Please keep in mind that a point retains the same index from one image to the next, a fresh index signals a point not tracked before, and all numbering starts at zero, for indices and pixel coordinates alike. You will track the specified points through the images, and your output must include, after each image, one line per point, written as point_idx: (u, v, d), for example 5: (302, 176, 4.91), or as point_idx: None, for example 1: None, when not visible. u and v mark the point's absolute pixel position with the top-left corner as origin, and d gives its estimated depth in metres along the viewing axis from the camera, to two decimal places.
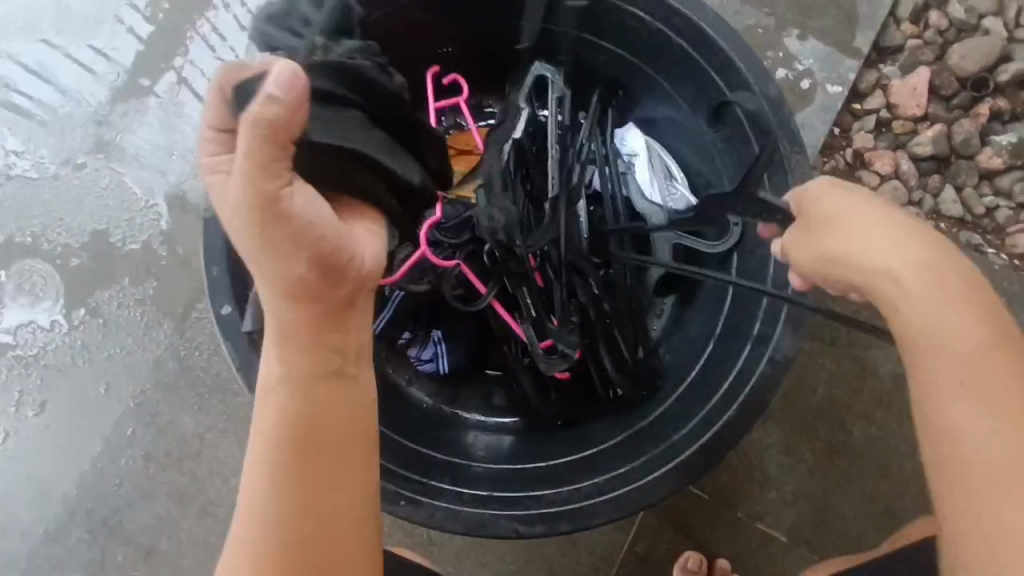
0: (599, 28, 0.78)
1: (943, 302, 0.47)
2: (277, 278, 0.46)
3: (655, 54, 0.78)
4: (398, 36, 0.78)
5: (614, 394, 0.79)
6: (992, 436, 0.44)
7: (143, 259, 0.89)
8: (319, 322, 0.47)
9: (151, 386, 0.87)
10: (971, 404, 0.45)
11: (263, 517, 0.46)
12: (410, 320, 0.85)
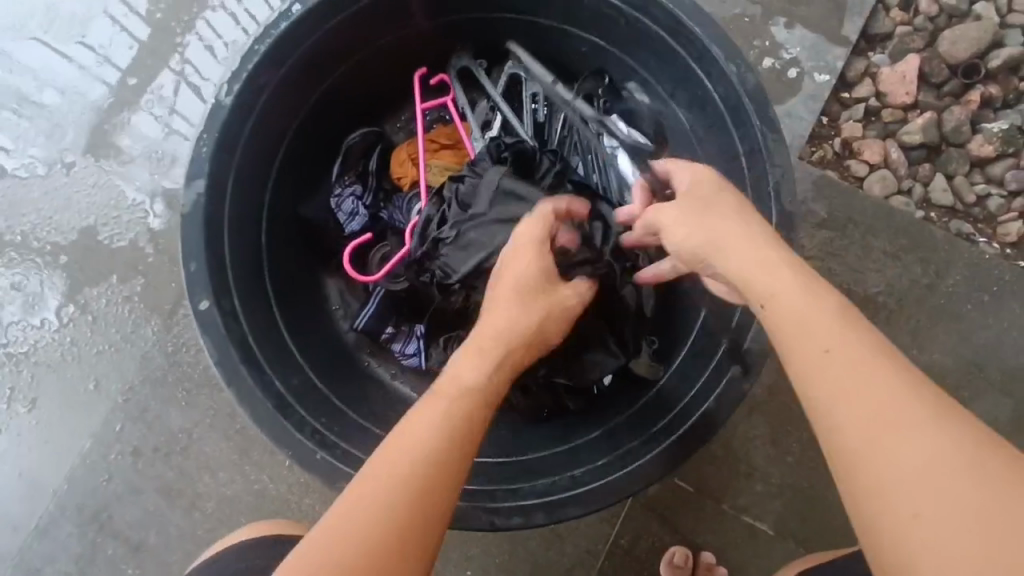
0: (576, 17, 0.78)
1: (795, 290, 0.49)
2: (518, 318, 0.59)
3: (635, 44, 0.77)
4: (380, 26, 0.78)
5: (596, 392, 0.81)
6: (867, 407, 0.43)
7: (130, 256, 0.90)
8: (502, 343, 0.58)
9: (138, 382, 0.87)
10: (827, 375, 0.44)
11: (397, 488, 0.47)
12: (392, 315, 0.85)
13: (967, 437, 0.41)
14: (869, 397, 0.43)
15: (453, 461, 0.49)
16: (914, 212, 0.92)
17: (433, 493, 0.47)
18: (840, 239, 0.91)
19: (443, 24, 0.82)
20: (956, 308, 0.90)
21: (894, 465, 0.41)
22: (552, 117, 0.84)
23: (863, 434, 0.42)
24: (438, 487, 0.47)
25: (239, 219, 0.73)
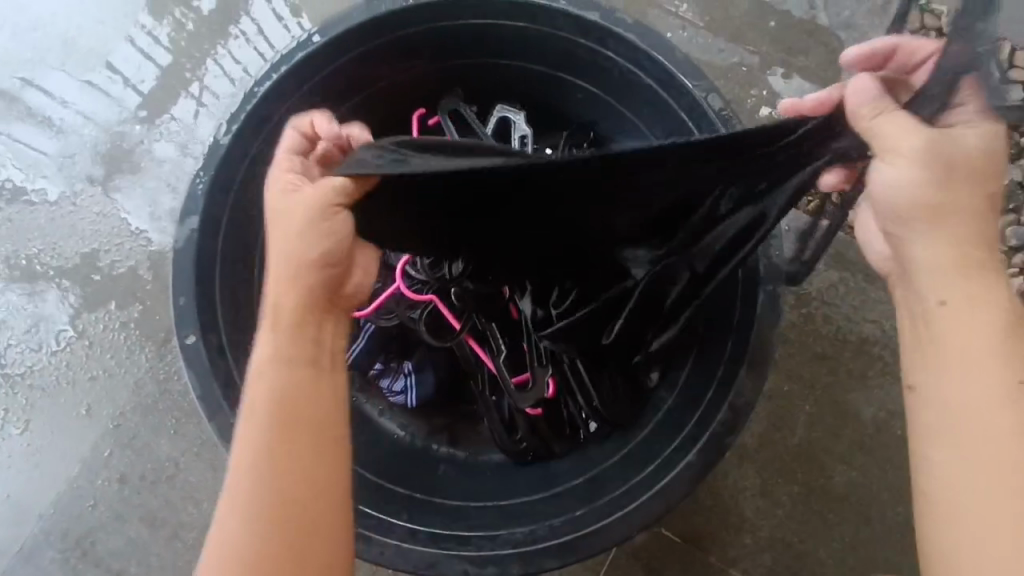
0: (571, 68, 0.80)
1: (987, 319, 0.46)
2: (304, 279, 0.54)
3: (627, 95, 0.79)
4: (380, 72, 0.81)
5: (579, 436, 0.79)
6: (1002, 448, 0.45)
7: (130, 283, 0.92)
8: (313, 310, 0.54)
9: (129, 408, 0.88)
10: (992, 410, 0.45)
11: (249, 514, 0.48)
12: (380, 352, 0.85)
13: None
14: (1004, 419, 0.45)
15: (303, 449, 0.50)
16: None
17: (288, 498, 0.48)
18: (837, 288, 0.88)
19: (440, 68, 0.84)
20: None
21: (995, 474, 0.44)
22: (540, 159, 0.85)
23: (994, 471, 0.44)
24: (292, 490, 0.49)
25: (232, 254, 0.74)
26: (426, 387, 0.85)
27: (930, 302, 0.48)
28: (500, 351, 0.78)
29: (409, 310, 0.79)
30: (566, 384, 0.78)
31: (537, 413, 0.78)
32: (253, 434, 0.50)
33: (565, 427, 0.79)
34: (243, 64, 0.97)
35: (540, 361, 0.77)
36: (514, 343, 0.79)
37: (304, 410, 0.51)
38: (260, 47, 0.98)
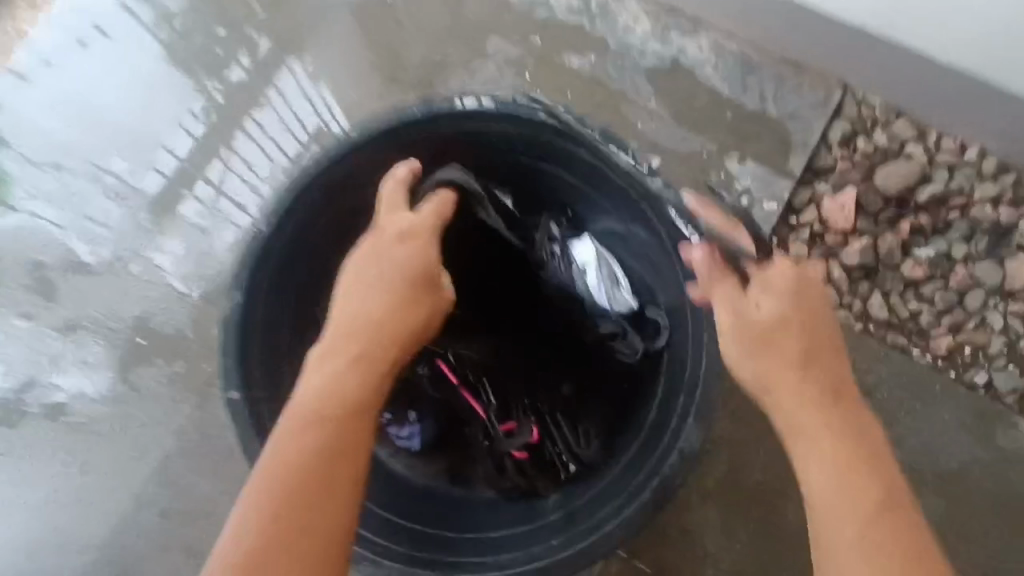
0: (549, 160, 0.92)
1: (807, 411, 0.62)
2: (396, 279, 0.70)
3: (599, 185, 0.91)
4: (380, 163, 0.92)
5: (560, 477, 0.91)
6: (844, 514, 0.58)
7: (177, 343, 1.07)
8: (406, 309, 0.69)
9: (173, 451, 1.02)
10: (829, 482, 0.59)
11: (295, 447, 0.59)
12: (389, 402, 0.97)
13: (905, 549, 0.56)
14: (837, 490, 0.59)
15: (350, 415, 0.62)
16: (854, 325, 1.04)
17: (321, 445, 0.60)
18: None
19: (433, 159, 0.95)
20: (891, 415, 1.00)
21: (846, 535, 0.57)
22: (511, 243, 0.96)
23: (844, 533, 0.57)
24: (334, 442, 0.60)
25: (268, 323, 0.89)
26: (427, 435, 0.97)
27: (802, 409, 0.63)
28: (491, 403, 0.94)
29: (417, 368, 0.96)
30: (546, 431, 0.93)
31: (523, 456, 0.92)
32: (329, 395, 0.63)
33: (548, 469, 0.92)
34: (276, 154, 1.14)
35: (524, 412, 0.94)
36: (503, 396, 0.95)
37: (365, 390, 0.64)
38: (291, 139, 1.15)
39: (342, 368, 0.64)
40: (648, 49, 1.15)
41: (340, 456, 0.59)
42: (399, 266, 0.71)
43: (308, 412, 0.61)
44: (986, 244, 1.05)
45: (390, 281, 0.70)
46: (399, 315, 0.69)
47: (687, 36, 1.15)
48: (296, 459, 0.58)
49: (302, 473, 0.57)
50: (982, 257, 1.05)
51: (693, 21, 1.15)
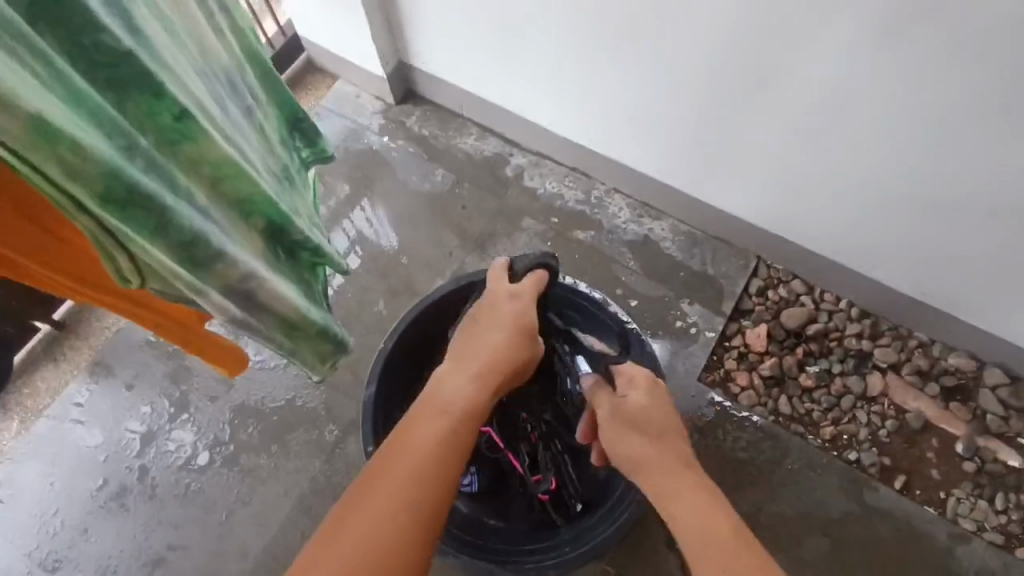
0: (564, 306, 1.46)
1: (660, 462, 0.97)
2: (509, 327, 1.08)
3: (595, 324, 1.46)
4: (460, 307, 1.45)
5: (571, 511, 1.41)
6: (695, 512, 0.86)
7: (313, 418, 1.59)
8: (511, 350, 1.05)
9: (309, 492, 1.53)
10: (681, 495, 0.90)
11: (427, 426, 0.87)
12: (459, 460, 1.50)
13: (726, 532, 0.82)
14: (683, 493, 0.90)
15: (469, 416, 0.92)
16: (767, 417, 1.55)
17: (449, 430, 0.88)
18: (719, 432, 1.54)
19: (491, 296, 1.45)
20: (793, 479, 1.49)
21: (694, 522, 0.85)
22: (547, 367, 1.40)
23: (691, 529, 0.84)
24: (454, 431, 0.88)
25: (387, 405, 1.41)
26: (481, 484, 1.46)
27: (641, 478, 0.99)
28: (525, 461, 1.44)
29: (476, 436, 1.47)
30: (561, 480, 1.42)
31: (546, 499, 1.42)
32: (458, 399, 0.94)
33: (563, 506, 1.42)
34: (383, 294, 1.74)
35: (546, 467, 1.42)
36: (533, 457, 1.44)
37: (475, 402, 0.95)
38: (393, 283, 1.75)
39: (458, 386, 0.96)
40: (629, 228, 1.76)
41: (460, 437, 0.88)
42: (519, 322, 1.10)
43: (439, 407, 0.91)
44: (854, 364, 1.57)
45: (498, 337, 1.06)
46: (502, 362, 1.03)
47: (654, 222, 1.75)
48: (423, 439, 0.85)
49: (434, 442, 0.85)
50: (852, 373, 1.57)
51: (658, 212, 1.76)
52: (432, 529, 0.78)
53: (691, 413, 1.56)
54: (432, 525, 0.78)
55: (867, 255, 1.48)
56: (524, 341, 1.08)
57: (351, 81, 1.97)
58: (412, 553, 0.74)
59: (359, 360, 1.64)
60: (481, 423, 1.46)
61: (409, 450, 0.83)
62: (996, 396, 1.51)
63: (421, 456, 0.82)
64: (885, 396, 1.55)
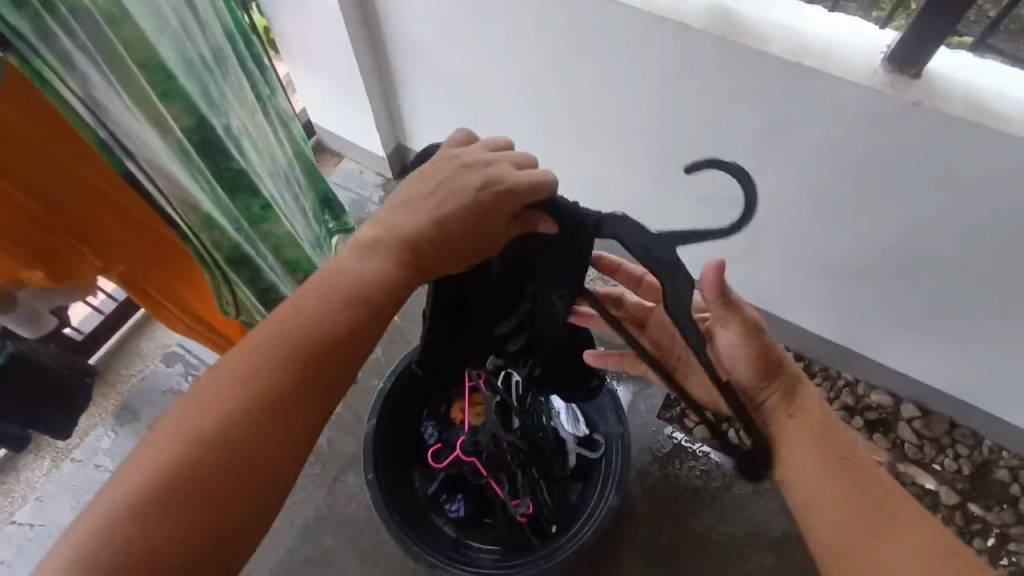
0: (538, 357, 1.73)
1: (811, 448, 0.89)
2: (458, 216, 0.87)
3: None
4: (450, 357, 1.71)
5: (546, 531, 1.60)
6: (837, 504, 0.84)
7: (316, 453, 1.79)
8: (442, 252, 0.87)
9: (311, 520, 1.71)
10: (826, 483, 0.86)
11: (283, 349, 0.73)
12: (445, 490, 1.68)
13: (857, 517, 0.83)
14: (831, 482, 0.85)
15: (344, 348, 0.77)
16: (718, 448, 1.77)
17: (308, 365, 0.74)
18: (675, 462, 1.75)
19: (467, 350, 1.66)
20: (739, 502, 1.70)
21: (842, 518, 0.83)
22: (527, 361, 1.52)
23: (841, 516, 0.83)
24: (314, 365, 0.74)
25: (386, 440, 1.63)
26: (468, 509, 1.66)
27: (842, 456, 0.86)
28: (505, 487, 1.61)
29: (463, 465, 1.65)
30: (538, 503, 1.61)
31: (524, 520, 1.60)
32: (333, 324, 0.77)
33: (539, 527, 1.61)
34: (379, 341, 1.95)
35: (524, 492, 1.60)
36: (513, 484, 1.63)
37: (339, 348, 0.76)
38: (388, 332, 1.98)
39: (317, 320, 0.76)
40: None
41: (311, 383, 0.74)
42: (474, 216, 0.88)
43: (286, 338, 0.74)
44: None
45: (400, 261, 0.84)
46: (380, 296, 0.81)
47: None
48: (270, 364, 0.72)
49: (266, 382, 0.71)
50: None
51: None
52: (291, 462, 0.72)
53: (650, 445, 1.78)
54: (249, 468, 0.68)
55: (791, 306, 1.75)
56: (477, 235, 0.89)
57: (354, 159, 2.28)
58: (215, 495, 0.66)
59: (358, 401, 1.85)
60: (468, 453, 1.64)
61: (258, 371, 0.71)
62: (912, 427, 1.76)
63: (241, 396, 0.70)
64: None
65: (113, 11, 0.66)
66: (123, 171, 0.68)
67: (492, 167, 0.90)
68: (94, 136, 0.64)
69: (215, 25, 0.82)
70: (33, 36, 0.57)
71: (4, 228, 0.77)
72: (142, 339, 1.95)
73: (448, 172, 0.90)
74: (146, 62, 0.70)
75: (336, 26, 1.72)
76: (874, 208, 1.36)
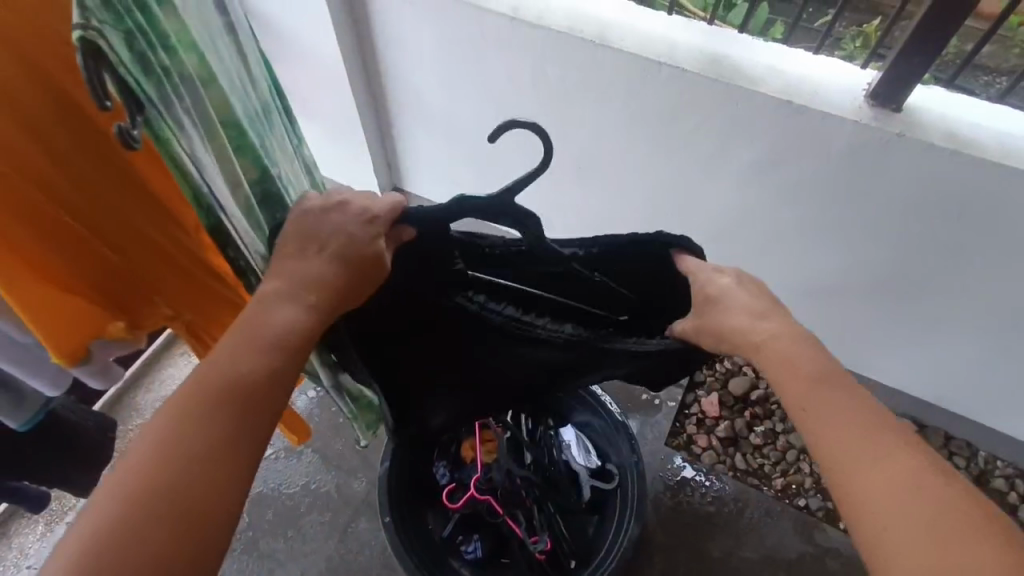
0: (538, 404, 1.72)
1: (840, 441, 0.69)
2: (342, 257, 0.81)
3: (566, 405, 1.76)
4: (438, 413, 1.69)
5: (567, 565, 1.59)
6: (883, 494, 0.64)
7: (325, 500, 1.75)
8: (353, 287, 0.82)
9: (325, 570, 1.67)
10: (889, 493, 0.63)
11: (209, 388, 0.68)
12: (461, 530, 1.67)
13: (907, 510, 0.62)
14: (876, 480, 0.65)
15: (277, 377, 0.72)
16: (727, 472, 1.79)
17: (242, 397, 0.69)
18: (686, 489, 1.77)
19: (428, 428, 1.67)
20: (751, 526, 1.72)
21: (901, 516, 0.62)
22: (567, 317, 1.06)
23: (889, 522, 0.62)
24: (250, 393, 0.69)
25: (397, 483, 1.60)
26: (484, 550, 1.64)
27: (799, 408, 0.75)
28: (521, 522, 1.61)
29: (477, 504, 1.64)
30: (557, 539, 1.59)
31: (543, 557, 1.59)
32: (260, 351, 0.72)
33: (558, 562, 1.61)
34: None
35: (540, 526, 1.60)
36: (529, 519, 1.62)
37: (262, 386, 0.71)
38: None
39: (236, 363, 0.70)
40: None
41: (245, 418, 0.68)
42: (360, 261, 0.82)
43: (204, 387, 0.68)
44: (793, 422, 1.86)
45: (309, 301, 0.78)
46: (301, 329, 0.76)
47: None
48: (198, 407, 0.67)
49: (187, 431, 0.65)
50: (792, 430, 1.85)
51: None
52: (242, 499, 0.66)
53: (661, 473, 1.79)
54: (190, 528, 0.61)
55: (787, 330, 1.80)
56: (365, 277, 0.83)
57: None
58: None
59: (366, 444, 1.83)
60: (482, 491, 1.63)
61: (190, 413, 0.66)
62: None
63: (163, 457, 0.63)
64: None
65: (205, 74, 0.69)
66: (214, 225, 0.69)
67: (346, 206, 0.84)
68: (194, 193, 0.65)
69: (262, 84, 0.85)
70: (156, 99, 0.60)
71: (84, 277, 0.76)
72: (140, 393, 1.90)
73: (300, 224, 0.83)
74: (226, 121, 0.73)
75: (336, 77, 1.76)
76: (863, 232, 1.44)
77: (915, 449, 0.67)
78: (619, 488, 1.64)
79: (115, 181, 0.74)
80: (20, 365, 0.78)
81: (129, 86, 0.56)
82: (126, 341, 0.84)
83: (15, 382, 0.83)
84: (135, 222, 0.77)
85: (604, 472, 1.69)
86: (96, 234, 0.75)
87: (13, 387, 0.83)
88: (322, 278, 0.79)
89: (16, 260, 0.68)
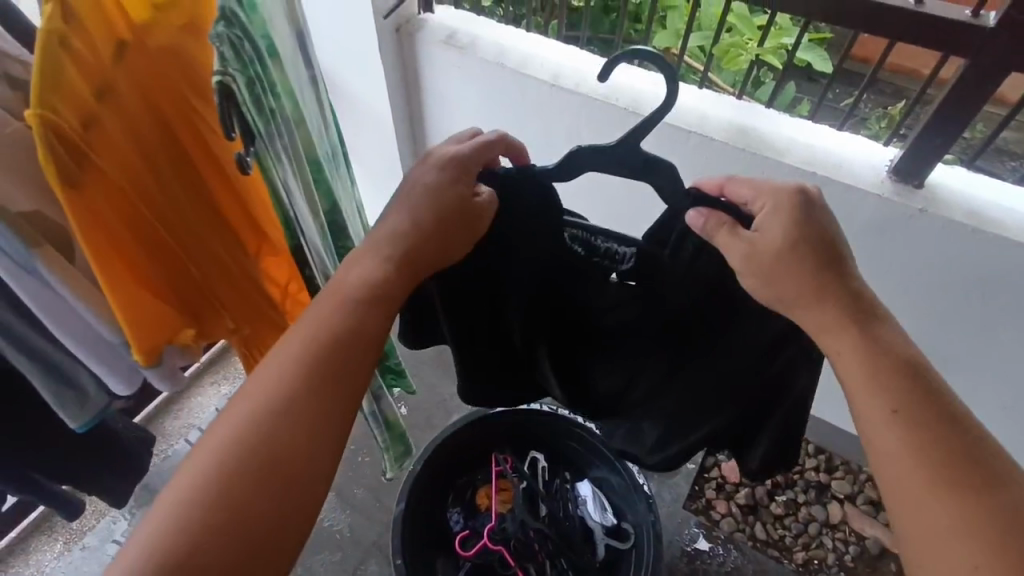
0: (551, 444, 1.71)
1: (913, 464, 0.70)
2: (431, 212, 0.86)
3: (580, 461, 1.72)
4: (470, 446, 1.69)
5: None
6: (955, 530, 0.67)
7: (338, 539, 1.75)
8: (436, 240, 0.87)
9: None
10: (956, 534, 0.67)
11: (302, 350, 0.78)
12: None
13: (978, 552, 0.65)
14: (952, 516, 0.68)
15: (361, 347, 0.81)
16: (746, 542, 1.75)
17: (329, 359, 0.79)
18: (704, 557, 1.73)
19: (459, 456, 1.69)
20: None
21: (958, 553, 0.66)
22: (652, 308, 1.00)
23: (948, 552, 0.67)
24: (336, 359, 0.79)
25: (407, 525, 1.54)
26: None
27: (887, 408, 0.73)
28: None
29: (489, 553, 1.63)
30: None
31: None
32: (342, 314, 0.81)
33: None
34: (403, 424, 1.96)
35: None
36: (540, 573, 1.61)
37: (349, 356, 0.80)
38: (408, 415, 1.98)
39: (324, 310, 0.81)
40: None
41: (335, 387, 0.78)
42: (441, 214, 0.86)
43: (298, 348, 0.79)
44: (815, 493, 1.82)
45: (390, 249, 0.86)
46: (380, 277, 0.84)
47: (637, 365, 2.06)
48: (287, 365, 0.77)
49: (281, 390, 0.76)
50: (814, 501, 1.81)
51: None
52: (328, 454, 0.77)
53: (679, 537, 1.75)
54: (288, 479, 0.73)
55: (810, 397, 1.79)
56: (445, 228, 0.87)
57: None
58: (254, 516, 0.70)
59: (383, 485, 1.83)
60: (495, 540, 1.63)
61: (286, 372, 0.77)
62: None
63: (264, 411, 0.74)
64: (845, 523, 1.78)
65: (297, 115, 0.78)
66: (295, 245, 0.77)
67: (431, 158, 0.89)
68: (284, 215, 0.74)
69: (332, 130, 0.95)
70: (266, 135, 0.68)
71: (174, 286, 0.82)
72: (169, 419, 1.96)
73: (402, 185, 0.90)
74: (309, 158, 0.81)
75: (383, 128, 1.88)
76: (890, 300, 1.45)
77: (992, 498, 0.68)
78: (636, 549, 1.58)
79: (201, 205, 0.82)
80: (98, 362, 0.85)
81: (250, 123, 0.64)
82: (191, 350, 0.88)
83: (77, 379, 0.91)
84: (212, 241, 0.84)
85: (619, 531, 1.65)
86: (186, 248, 0.81)
87: (75, 383, 0.91)
88: (408, 229, 0.86)
89: (113, 252, 0.71)
